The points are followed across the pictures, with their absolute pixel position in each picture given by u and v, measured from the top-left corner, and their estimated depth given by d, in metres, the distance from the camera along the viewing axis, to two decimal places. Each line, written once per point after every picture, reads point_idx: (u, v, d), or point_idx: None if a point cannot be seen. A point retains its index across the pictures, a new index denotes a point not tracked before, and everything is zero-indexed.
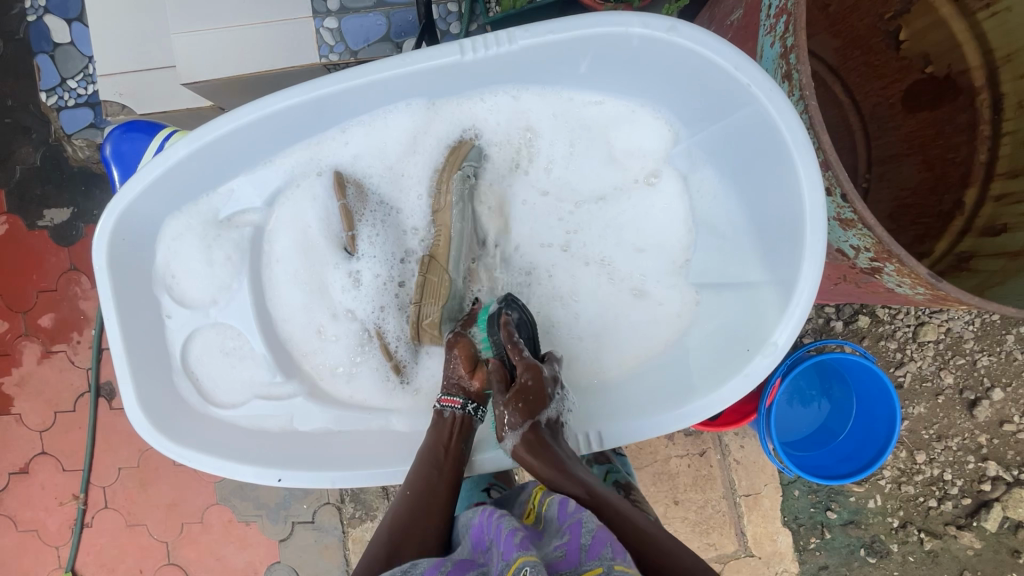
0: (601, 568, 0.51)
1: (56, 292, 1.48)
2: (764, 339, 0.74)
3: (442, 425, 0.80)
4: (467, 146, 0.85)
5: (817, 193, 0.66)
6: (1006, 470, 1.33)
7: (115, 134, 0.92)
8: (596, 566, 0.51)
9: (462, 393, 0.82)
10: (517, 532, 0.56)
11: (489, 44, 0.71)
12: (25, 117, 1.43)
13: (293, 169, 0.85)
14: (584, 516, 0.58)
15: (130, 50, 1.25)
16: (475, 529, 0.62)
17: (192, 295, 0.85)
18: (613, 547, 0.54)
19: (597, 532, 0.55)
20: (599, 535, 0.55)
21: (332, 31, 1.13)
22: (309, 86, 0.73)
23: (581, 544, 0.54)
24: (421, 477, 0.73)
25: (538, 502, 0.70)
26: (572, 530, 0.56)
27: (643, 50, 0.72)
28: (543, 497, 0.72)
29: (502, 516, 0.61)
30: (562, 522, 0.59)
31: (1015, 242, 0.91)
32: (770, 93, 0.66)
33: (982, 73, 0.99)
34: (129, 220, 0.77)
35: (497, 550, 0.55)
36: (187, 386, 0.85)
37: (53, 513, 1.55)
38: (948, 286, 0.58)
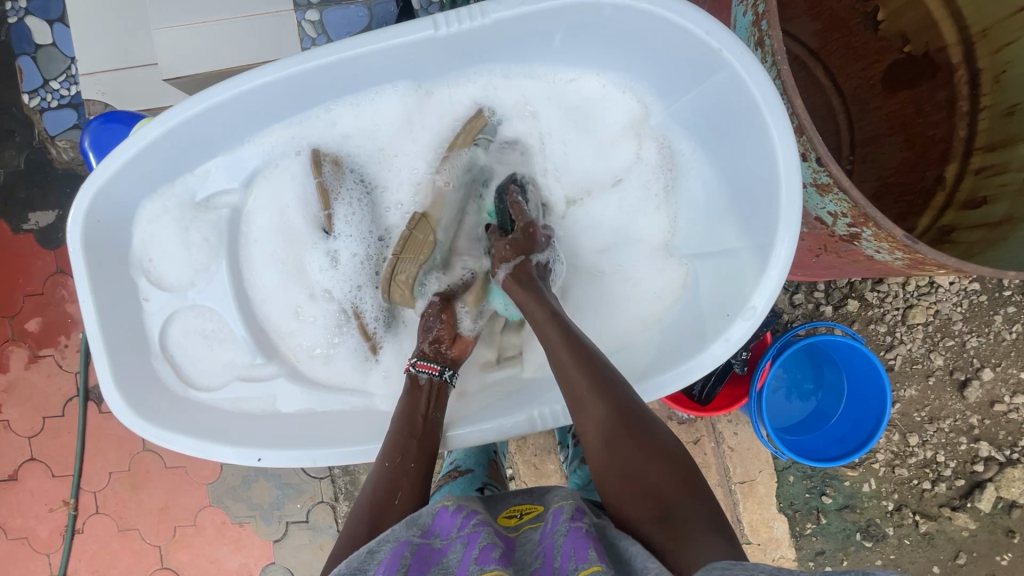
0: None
1: (42, 295, 1.46)
2: (743, 304, 0.74)
3: (418, 392, 0.80)
4: (483, 119, 0.85)
5: (790, 156, 0.67)
6: (999, 450, 1.33)
7: (94, 125, 0.92)
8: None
9: (437, 360, 0.83)
10: (493, 545, 0.54)
11: (463, 19, 0.71)
12: (7, 119, 1.41)
13: (273, 149, 0.85)
14: (559, 527, 0.56)
15: (112, 48, 1.24)
16: (441, 522, 0.59)
17: (169, 279, 0.84)
18: (577, 557, 0.51)
19: (565, 544, 0.53)
20: (568, 545, 0.52)
21: (314, 24, 1.14)
22: (284, 63, 0.73)
23: (554, 566, 0.52)
24: (398, 446, 0.72)
25: (520, 515, 0.68)
26: (547, 552, 0.55)
27: (616, 21, 0.73)
28: (525, 508, 0.70)
29: (475, 519, 0.58)
30: (542, 536, 0.58)
31: (995, 214, 0.92)
32: (741, 56, 0.66)
33: (958, 51, 0.99)
34: (104, 202, 0.77)
35: (469, 552, 0.53)
36: (166, 368, 0.84)
37: (43, 520, 1.53)
38: (925, 248, 0.58)
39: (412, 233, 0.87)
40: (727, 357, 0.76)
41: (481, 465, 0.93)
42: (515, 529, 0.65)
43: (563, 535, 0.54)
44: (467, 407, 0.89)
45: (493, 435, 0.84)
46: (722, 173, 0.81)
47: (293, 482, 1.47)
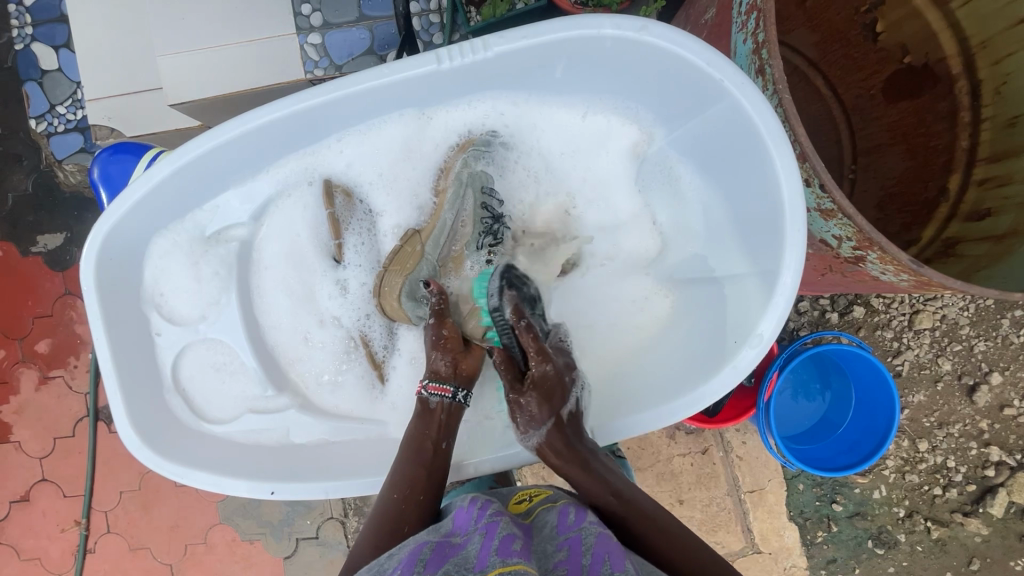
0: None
1: (51, 317, 1.48)
2: (750, 331, 0.74)
3: (429, 416, 0.78)
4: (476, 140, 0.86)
5: (794, 184, 0.67)
6: (1009, 454, 1.32)
7: (103, 156, 0.93)
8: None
9: (452, 381, 0.80)
10: (513, 537, 0.56)
11: (466, 52, 0.72)
12: (16, 144, 1.43)
13: (284, 180, 0.86)
14: (585, 527, 0.60)
15: (117, 73, 1.26)
16: (461, 522, 0.63)
17: (180, 313, 0.85)
18: (611, 563, 0.54)
19: (597, 546, 0.56)
20: (599, 550, 0.56)
21: (316, 47, 1.14)
22: (289, 101, 0.73)
23: (582, 562, 0.55)
24: (405, 478, 0.73)
25: (530, 500, 0.72)
26: (571, 545, 0.58)
27: (618, 52, 0.73)
28: (533, 492, 0.74)
29: (491, 512, 0.62)
30: (560, 530, 0.61)
31: (1000, 224, 0.92)
32: (742, 86, 0.66)
33: (959, 61, 1.00)
34: (115, 242, 0.77)
35: (488, 543, 0.55)
36: (178, 403, 0.85)
37: (56, 540, 1.54)
38: (931, 271, 0.58)
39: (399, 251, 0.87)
40: (737, 383, 0.75)
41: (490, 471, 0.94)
42: (528, 515, 0.68)
43: (592, 539, 0.58)
44: (476, 431, 0.90)
45: (503, 463, 0.86)
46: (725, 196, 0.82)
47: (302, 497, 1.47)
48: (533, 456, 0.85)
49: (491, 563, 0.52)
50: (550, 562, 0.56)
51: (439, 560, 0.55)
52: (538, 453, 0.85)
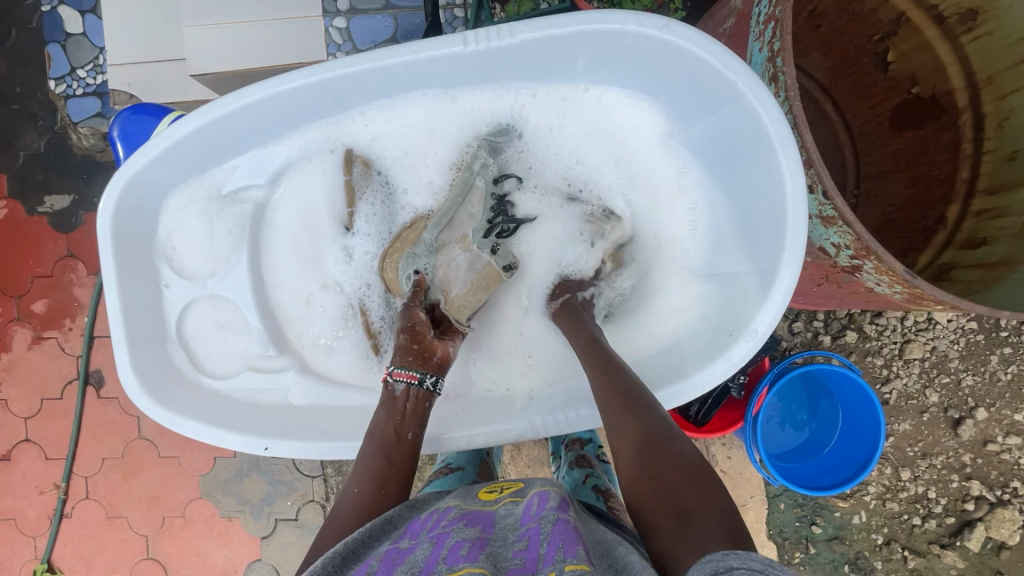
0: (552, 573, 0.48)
1: (51, 277, 1.48)
2: (746, 326, 0.78)
3: (395, 401, 0.79)
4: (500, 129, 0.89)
5: (798, 188, 0.69)
6: (990, 489, 1.34)
7: (123, 115, 0.94)
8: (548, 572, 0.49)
9: (419, 367, 0.80)
10: (462, 542, 0.55)
11: (492, 37, 0.74)
12: (33, 104, 1.44)
13: (305, 146, 0.87)
14: (545, 515, 0.58)
15: (141, 41, 1.28)
16: (415, 529, 0.61)
17: (191, 268, 0.86)
18: (564, 550, 0.51)
19: (554, 534, 0.54)
20: (555, 537, 0.53)
21: (341, 30, 1.17)
22: (315, 70, 0.75)
23: (538, 553, 0.52)
24: (369, 465, 0.71)
25: (500, 489, 0.71)
26: (531, 535, 0.56)
27: (640, 49, 0.75)
28: (506, 484, 0.73)
29: (447, 522, 0.61)
30: (523, 521, 0.59)
31: (994, 254, 0.94)
32: (755, 89, 0.69)
33: (965, 95, 1.03)
34: (134, 191, 0.78)
35: (438, 551, 0.54)
36: (180, 355, 0.86)
37: (33, 502, 1.53)
38: (924, 283, 0.59)
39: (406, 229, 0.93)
40: (732, 374, 0.79)
41: (473, 464, 0.90)
42: (493, 504, 0.67)
43: (549, 527, 0.55)
44: (462, 412, 0.93)
45: (490, 438, 0.89)
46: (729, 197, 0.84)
47: (285, 478, 1.47)
48: (527, 431, 0.89)
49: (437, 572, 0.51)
50: (507, 557, 0.54)
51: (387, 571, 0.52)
52: (532, 429, 0.88)
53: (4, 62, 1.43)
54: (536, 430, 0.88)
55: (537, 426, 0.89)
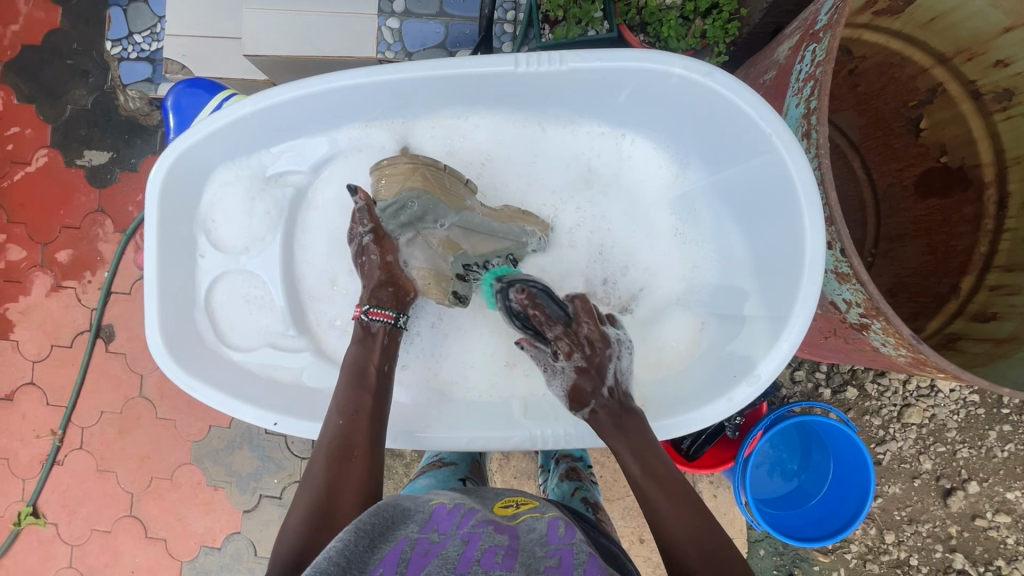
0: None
1: (78, 229, 1.52)
2: (750, 370, 0.79)
3: (370, 339, 0.83)
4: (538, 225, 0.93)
5: (817, 243, 0.71)
6: (972, 564, 1.34)
7: (179, 87, 0.98)
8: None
9: (394, 309, 0.86)
10: (499, 549, 0.55)
11: (543, 62, 0.76)
12: (87, 61, 1.50)
13: (352, 141, 0.90)
14: (578, 548, 0.58)
15: (200, 17, 1.32)
16: (440, 520, 0.62)
17: (227, 242, 0.89)
18: None
19: (589, 572, 0.53)
20: (591, 572, 0.53)
21: (393, 31, 1.19)
22: (369, 71, 0.78)
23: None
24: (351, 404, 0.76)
25: (516, 506, 0.71)
26: (563, 556, 0.56)
27: (683, 91, 0.78)
28: (522, 500, 0.73)
29: (480, 520, 0.61)
30: (550, 540, 0.59)
31: (1002, 329, 0.95)
32: (788, 145, 0.70)
33: (992, 171, 1.04)
34: (185, 162, 0.82)
35: (472, 548, 0.54)
36: (205, 323, 0.89)
37: (28, 445, 1.57)
38: (929, 350, 0.61)
39: (448, 177, 0.87)
40: (728, 417, 0.79)
41: (465, 461, 0.95)
42: (514, 517, 0.66)
43: (584, 559, 0.56)
44: (460, 411, 0.93)
45: (488, 443, 0.87)
46: (751, 242, 0.86)
47: (275, 456, 1.49)
48: (525, 441, 0.86)
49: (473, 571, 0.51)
50: (539, 566, 0.54)
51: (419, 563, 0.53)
52: (532, 439, 0.86)
53: (67, 19, 1.49)
54: (535, 441, 0.86)
55: (538, 437, 0.86)
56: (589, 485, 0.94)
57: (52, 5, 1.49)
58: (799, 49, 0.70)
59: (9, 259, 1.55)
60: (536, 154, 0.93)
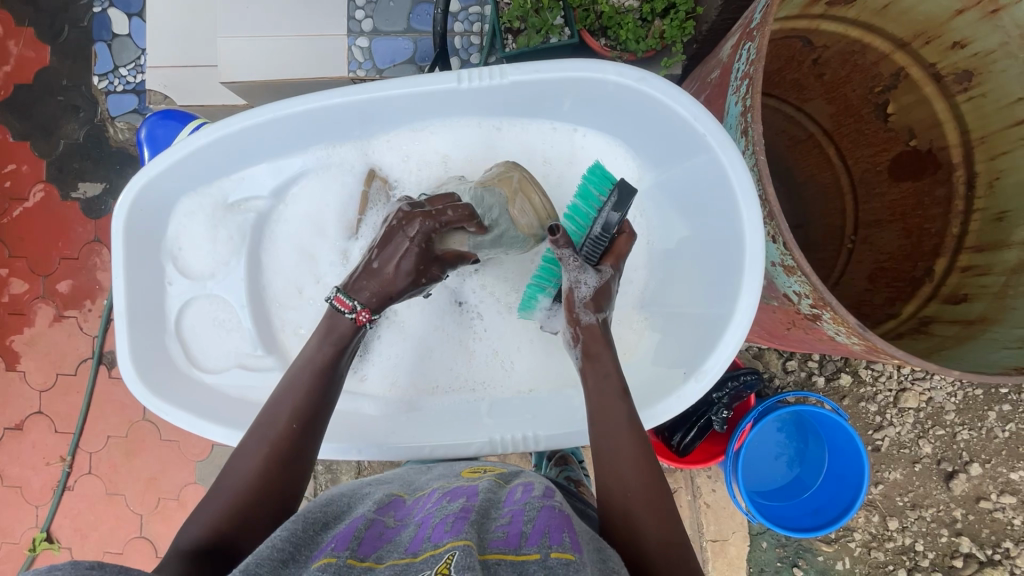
0: (538, 554, 0.52)
1: (76, 260, 1.57)
2: (699, 366, 0.80)
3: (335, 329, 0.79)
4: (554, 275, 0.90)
5: (756, 237, 0.73)
6: (979, 547, 1.33)
7: (152, 119, 1.02)
8: (535, 552, 0.53)
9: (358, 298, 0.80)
10: (446, 519, 0.58)
11: (485, 77, 0.79)
12: (76, 96, 1.54)
13: (313, 163, 0.93)
14: (531, 501, 0.64)
15: (181, 47, 1.36)
16: (398, 511, 0.67)
17: (194, 268, 0.92)
18: (550, 534, 0.56)
19: (539, 519, 0.59)
20: (539, 522, 0.58)
21: (363, 49, 1.22)
22: (321, 97, 0.81)
23: (523, 530, 0.57)
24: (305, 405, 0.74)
25: (484, 471, 0.77)
26: (516, 515, 0.61)
27: (621, 96, 0.80)
28: (489, 468, 0.79)
29: (434, 503, 0.66)
30: (507, 502, 0.65)
31: (973, 310, 0.95)
32: (722, 143, 0.73)
33: (959, 152, 1.04)
34: (148, 193, 0.85)
35: (422, 532, 0.58)
36: (176, 346, 0.91)
37: (40, 473, 1.61)
38: (877, 338, 0.61)
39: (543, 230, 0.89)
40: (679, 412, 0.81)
41: None
42: (477, 479, 0.73)
43: (534, 511, 0.61)
44: (438, 423, 0.94)
45: (450, 450, 0.90)
46: (696, 237, 0.87)
47: None
48: (485, 447, 0.89)
49: (423, 548, 0.55)
50: (492, 530, 0.58)
51: (372, 543, 0.58)
52: (490, 445, 0.89)
53: (55, 57, 1.54)
54: (494, 446, 0.89)
55: (497, 442, 0.89)
56: (575, 471, 0.97)
57: (41, 44, 1.54)
58: (738, 47, 0.71)
59: (13, 292, 1.60)
60: (496, 162, 0.94)
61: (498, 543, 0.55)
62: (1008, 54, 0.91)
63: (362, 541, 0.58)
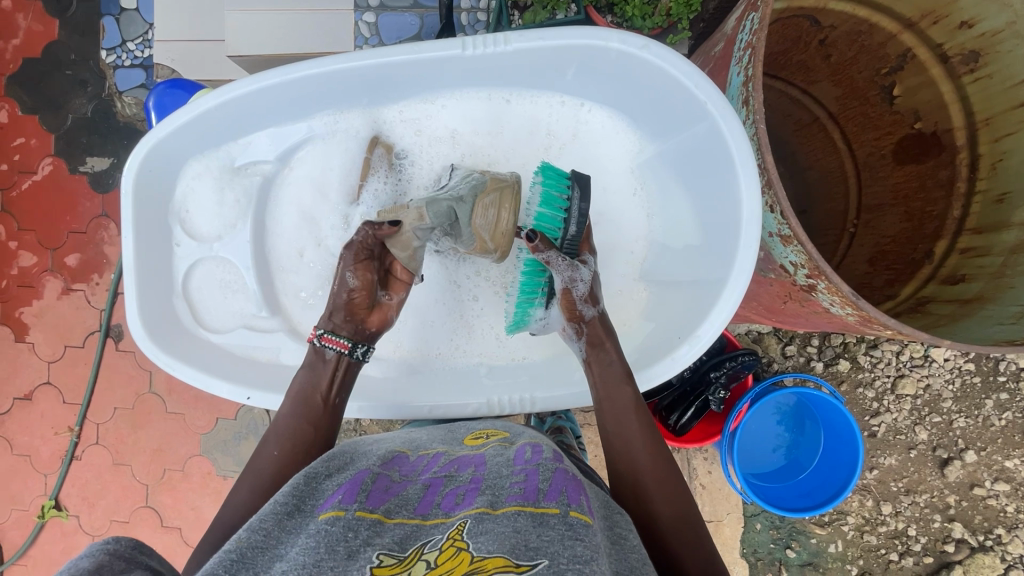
0: (558, 510, 0.53)
1: (85, 234, 1.59)
2: (692, 331, 0.81)
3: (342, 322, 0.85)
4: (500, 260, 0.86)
5: (754, 205, 0.73)
6: (972, 534, 1.35)
7: (160, 88, 1.03)
8: (554, 507, 0.54)
9: (351, 338, 0.84)
10: (454, 493, 0.61)
11: (488, 44, 0.80)
12: (84, 71, 1.55)
13: (318, 130, 0.94)
14: (543, 462, 0.64)
15: (188, 22, 1.37)
16: (404, 466, 0.69)
17: (200, 230, 0.94)
18: (568, 492, 0.57)
19: (556, 479, 0.59)
20: (557, 482, 0.59)
21: (370, 25, 1.22)
22: (325, 62, 0.82)
23: (539, 487, 0.58)
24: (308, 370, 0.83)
25: (486, 436, 0.78)
26: (529, 474, 0.61)
27: (624, 65, 0.81)
28: (491, 432, 0.80)
29: (438, 467, 0.68)
30: (517, 463, 0.65)
31: (970, 291, 0.96)
32: (724, 111, 0.73)
33: (964, 134, 1.04)
34: (156, 153, 0.86)
35: (432, 497, 0.61)
36: (182, 305, 0.93)
37: (48, 442, 1.64)
38: (869, 307, 0.62)
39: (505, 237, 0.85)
40: (671, 376, 0.82)
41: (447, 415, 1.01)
42: (480, 448, 0.74)
43: (549, 472, 0.61)
44: (436, 388, 0.96)
45: (449, 412, 0.91)
46: (695, 209, 0.88)
47: None
48: (483, 408, 0.91)
49: (433, 513, 0.58)
50: (507, 490, 0.58)
51: (379, 496, 0.60)
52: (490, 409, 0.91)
53: (64, 30, 1.54)
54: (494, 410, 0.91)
55: (496, 407, 0.91)
56: (569, 437, 1.00)
57: (49, 17, 1.55)
58: (742, 18, 0.71)
59: (22, 265, 1.62)
60: (498, 134, 0.94)
61: (516, 498, 0.56)
62: (1015, 34, 0.90)
63: (369, 494, 0.59)
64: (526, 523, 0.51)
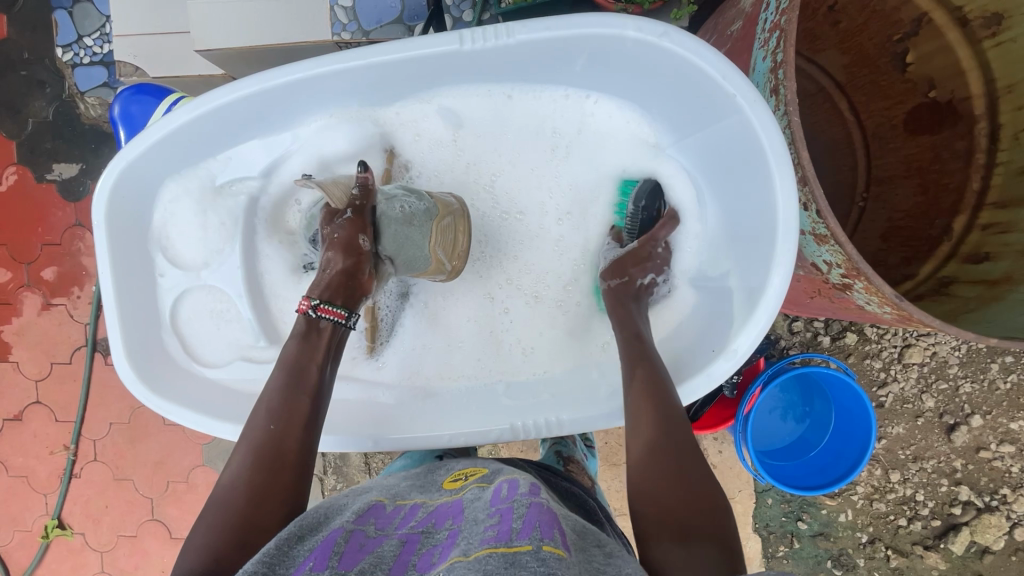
0: (531, 547, 0.49)
1: (60, 246, 1.50)
2: (727, 343, 0.78)
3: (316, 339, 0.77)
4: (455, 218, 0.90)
5: (790, 207, 0.69)
6: (978, 495, 1.35)
7: (125, 95, 0.94)
8: (527, 544, 0.50)
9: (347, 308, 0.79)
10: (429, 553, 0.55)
11: (487, 37, 0.73)
12: (40, 71, 1.44)
13: (304, 140, 0.87)
14: (517, 498, 0.60)
15: (147, 13, 1.26)
16: (379, 520, 0.64)
17: (185, 257, 0.88)
18: (541, 529, 0.53)
19: (528, 515, 0.56)
20: (529, 519, 0.55)
21: (346, 9, 1.12)
22: (306, 65, 0.74)
23: (512, 525, 0.54)
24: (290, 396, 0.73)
25: (465, 477, 0.74)
26: (503, 514, 0.57)
27: (637, 54, 0.75)
28: (470, 471, 0.76)
29: (414, 522, 0.64)
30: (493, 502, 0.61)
31: (996, 270, 0.93)
32: (753, 103, 0.68)
33: (982, 102, 0.99)
34: (129, 178, 0.80)
35: (407, 555, 0.56)
36: (172, 340, 0.88)
37: (44, 462, 1.59)
38: (913, 307, 0.59)
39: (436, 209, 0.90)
40: (706, 393, 0.78)
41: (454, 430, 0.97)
42: (458, 492, 0.70)
43: (523, 510, 0.58)
44: (443, 402, 0.93)
45: (468, 437, 0.86)
46: (722, 208, 0.85)
47: None
48: (506, 432, 0.86)
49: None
50: (479, 533, 0.54)
51: (353, 556, 0.55)
52: (513, 431, 0.86)
53: (14, 27, 1.43)
54: (517, 432, 0.86)
55: (519, 428, 0.86)
56: (570, 445, 0.98)
57: None
58: None
59: None
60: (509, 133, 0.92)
61: (488, 540, 0.52)
62: None
63: (342, 556, 0.54)
64: (497, 565, 0.47)
